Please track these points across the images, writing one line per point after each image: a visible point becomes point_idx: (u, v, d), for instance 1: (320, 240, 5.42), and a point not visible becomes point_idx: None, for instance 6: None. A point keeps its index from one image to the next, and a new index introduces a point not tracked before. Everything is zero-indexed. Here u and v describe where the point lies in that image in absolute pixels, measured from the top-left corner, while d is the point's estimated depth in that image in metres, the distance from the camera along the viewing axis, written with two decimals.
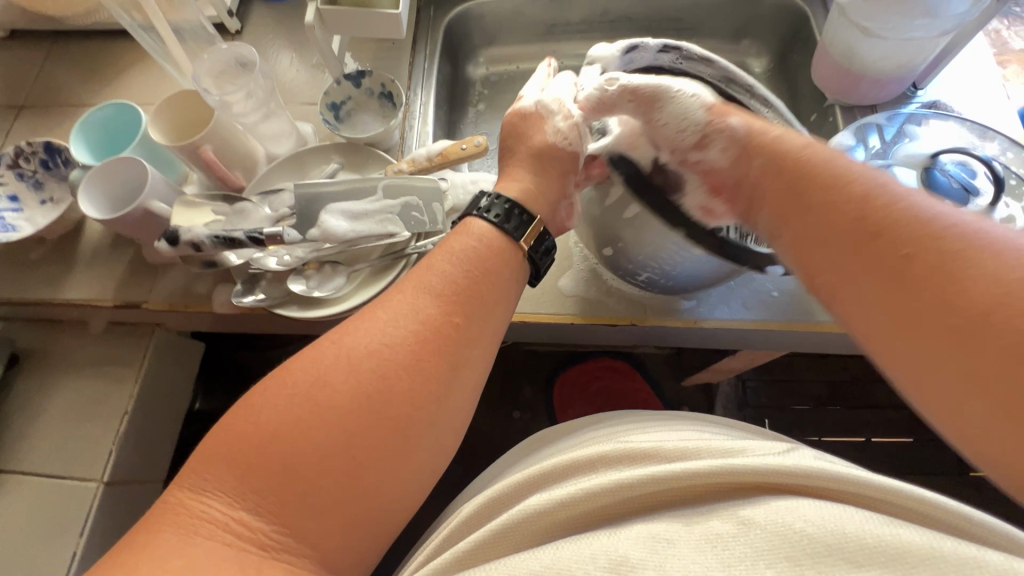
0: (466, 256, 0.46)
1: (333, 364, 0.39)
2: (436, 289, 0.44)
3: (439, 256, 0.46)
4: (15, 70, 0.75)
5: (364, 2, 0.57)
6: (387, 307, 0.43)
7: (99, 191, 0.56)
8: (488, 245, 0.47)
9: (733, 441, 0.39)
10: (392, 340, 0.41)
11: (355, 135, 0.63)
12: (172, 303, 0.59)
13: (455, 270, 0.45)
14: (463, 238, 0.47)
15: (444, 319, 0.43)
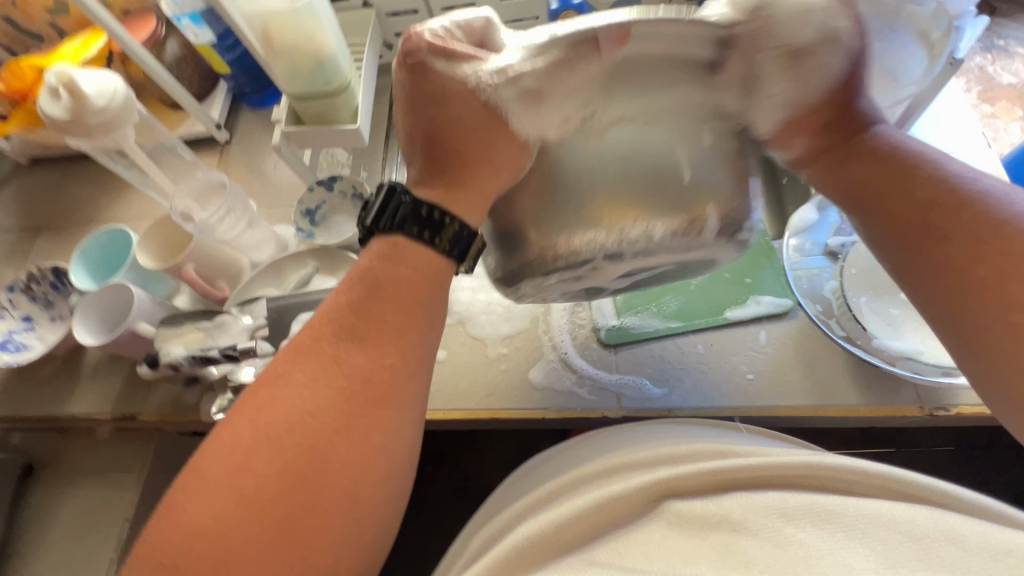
0: (387, 282, 0.39)
1: (250, 446, 0.36)
2: (356, 331, 0.39)
3: (361, 281, 0.39)
4: (35, 194, 0.82)
5: (325, 118, 0.59)
6: (305, 363, 0.39)
7: (92, 318, 0.60)
8: (403, 259, 0.39)
9: (718, 443, 0.39)
10: (313, 406, 0.37)
11: (330, 239, 0.66)
12: (164, 414, 0.62)
13: (373, 304, 0.39)
14: (382, 261, 0.39)
15: (373, 363, 0.38)
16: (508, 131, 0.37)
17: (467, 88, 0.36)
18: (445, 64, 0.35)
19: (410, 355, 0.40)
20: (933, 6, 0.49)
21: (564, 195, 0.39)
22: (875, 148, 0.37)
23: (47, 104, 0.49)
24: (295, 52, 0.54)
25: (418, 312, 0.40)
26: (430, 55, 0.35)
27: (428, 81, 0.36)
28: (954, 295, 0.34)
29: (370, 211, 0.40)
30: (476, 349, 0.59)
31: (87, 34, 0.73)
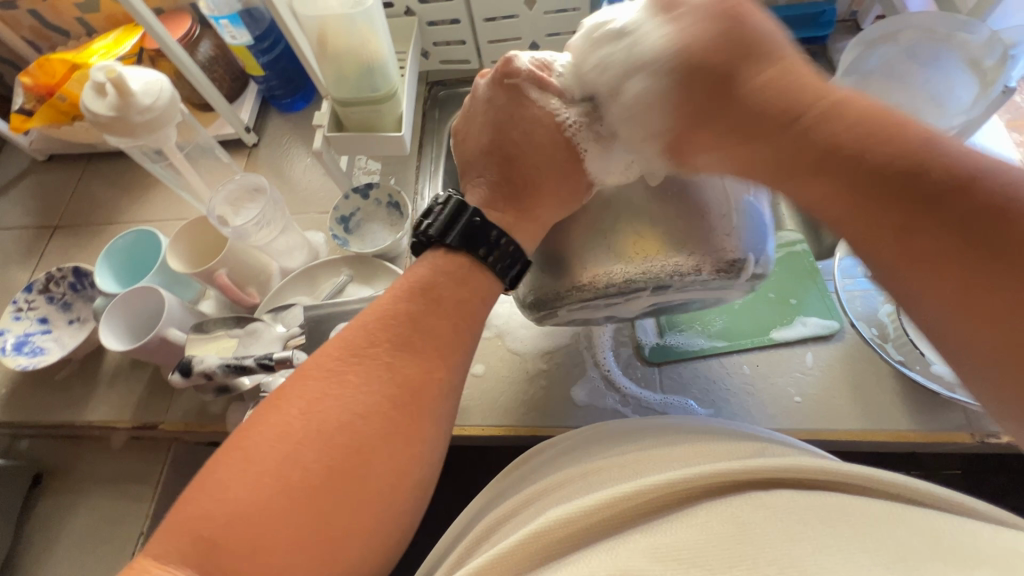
0: (426, 296, 0.38)
1: (300, 438, 0.32)
2: (407, 340, 0.36)
3: (413, 291, 0.38)
4: (53, 192, 0.80)
5: (369, 125, 0.58)
6: (359, 364, 0.35)
7: (120, 321, 0.57)
8: (460, 278, 0.39)
9: (716, 447, 0.35)
10: (364, 408, 0.33)
11: (364, 248, 0.64)
12: (187, 423, 0.59)
13: (427, 317, 0.37)
14: (436, 275, 0.39)
15: (417, 373, 0.35)
16: (581, 168, 0.40)
17: (555, 123, 0.40)
18: (542, 97, 0.40)
19: (454, 370, 0.37)
20: (986, 34, 0.51)
21: (594, 238, 0.42)
22: (842, 132, 0.31)
23: (91, 100, 0.48)
24: (345, 58, 0.53)
25: (462, 331, 0.38)
26: (529, 84, 0.40)
27: (525, 111, 0.40)
28: (965, 303, 0.27)
29: (433, 219, 0.40)
30: (515, 363, 0.58)
31: (120, 33, 0.72)
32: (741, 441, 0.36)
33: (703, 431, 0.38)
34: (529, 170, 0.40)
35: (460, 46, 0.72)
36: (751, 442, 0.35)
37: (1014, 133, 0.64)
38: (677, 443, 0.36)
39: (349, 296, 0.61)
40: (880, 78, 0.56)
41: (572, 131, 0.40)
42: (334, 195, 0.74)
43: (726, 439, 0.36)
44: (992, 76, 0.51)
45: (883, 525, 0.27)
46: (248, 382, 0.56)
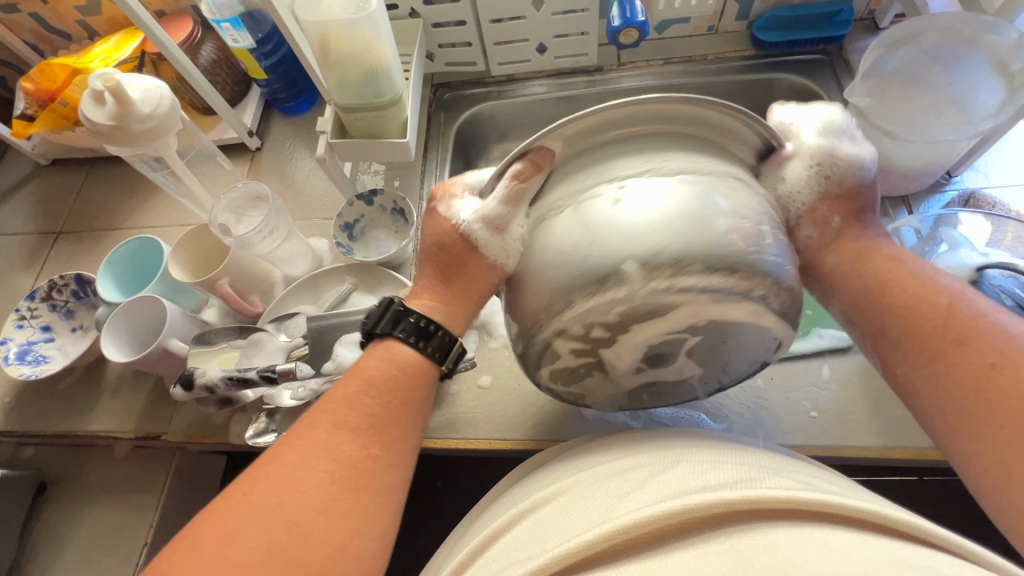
0: (368, 380, 0.38)
1: (239, 521, 0.32)
2: (350, 421, 0.36)
3: (350, 378, 0.38)
4: (56, 197, 0.80)
5: (373, 131, 0.57)
6: (298, 444, 0.35)
7: (121, 332, 0.57)
8: (402, 365, 0.39)
9: (717, 467, 0.33)
10: (304, 484, 0.33)
11: (369, 256, 0.63)
12: (190, 434, 0.59)
13: (370, 399, 0.37)
14: (386, 363, 0.39)
15: (359, 453, 0.36)
16: (479, 254, 0.39)
17: (451, 227, 0.39)
18: (446, 207, 0.40)
19: (396, 450, 0.37)
20: (1013, 37, 0.48)
21: (586, 236, 0.32)
22: (881, 260, 0.39)
23: (90, 109, 0.47)
24: (348, 63, 0.52)
25: (407, 408, 0.38)
26: (428, 199, 0.41)
27: (434, 222, 0.41)
28: (950, 393, 0.34)
29: (368, 315, 0.41)
30: (522, 375, 0.57)
31: (121, 36, 0.71)
32: (742, 461, 0.34)
33: (705, 448, 0.36)
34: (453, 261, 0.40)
35: (467, 48, 0.70)
36: (756, 466, 0.34)
37: None
38: (674, 461, 0.34)
39: (354, 305, 0.60)
40: (899, 80, 0.57)
41: (472, 234, 0.38)
42: (338, 200, 0.73)
43: (726, 462, 0.34)
44: (1019, 82, 0.49)
45: (887, 560, 0.26)
46: (251, 394, 0.55)
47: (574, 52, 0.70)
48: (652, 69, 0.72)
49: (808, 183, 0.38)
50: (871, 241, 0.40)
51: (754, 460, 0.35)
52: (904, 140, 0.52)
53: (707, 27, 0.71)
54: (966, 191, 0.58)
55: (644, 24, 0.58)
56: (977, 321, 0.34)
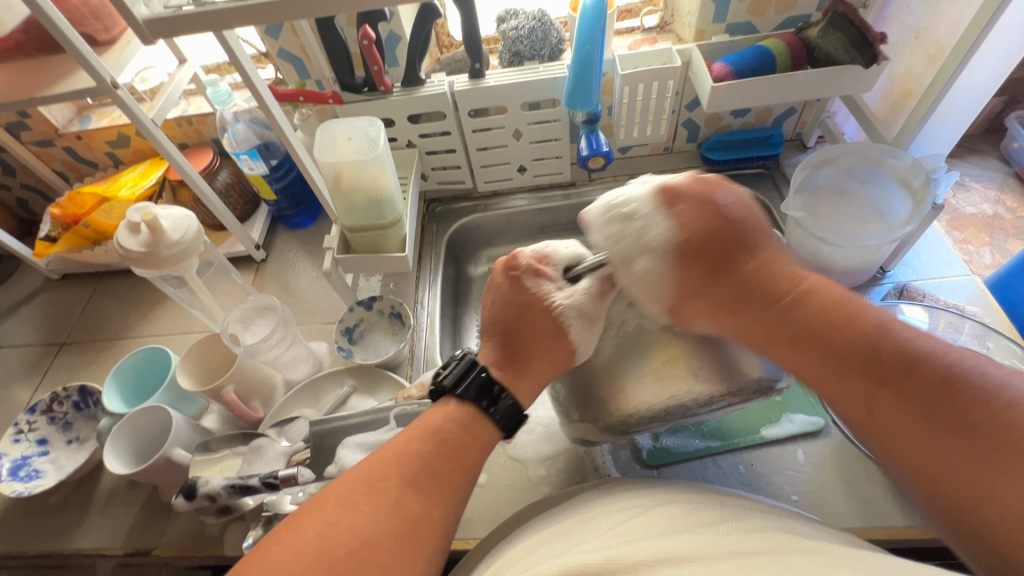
0: (439, 442, 0.43)
1: (313, 560, 0.35)
2: (418, 478, 0.41)
3: (422, 437, 0.43)
4: (63, 309, 0.83)
5: (376, 246, 0.64)
6: (372, 495, 0.39)
7: (125, 442, 0.58)
8: (466, 425, 0.45)
9: (698, 512, 0.36)
10: (370, 534, 0.37)
11: (368, 358, 0.67)
12: (182, 548, 0.58)
13: (436, 457, 0.42)
14: (443, 418, 0.44)
15: (420, 509, 0.39)
16: (566, 336, 0.50)
17: (545, 303, 0.51)
18: (535, 283, 0.52)
19: (448, 508, 0.41)
20: (908, 161, 0.59)
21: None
22: (826, 304, 0.43)
23: (125, 238, 0.53)
24: (355, 192, 0.59)
25: (464, 475, 0.43)
26: (525, 274, 0.52)
27: (521, 292, 0.52)
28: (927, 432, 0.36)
29: (447, 371, 0.48)
30: (517, 471, 0.59)
31: (147, 166, 0.80)
32: (725, 507, 0.38)
33: (682, 496, 0.39)
34: (541, 335, 0.50)
35: (456, 169, 0.80)
36: (731, 510, 0.37)
37: (955, 233, 0.74)
38: (658, 506, 0.37)
39: (353, 407, 0.63)
40: (828, 193, 0.66)
41: (561, 313, 0.50)
42: (337, 305, 0.78)
43: (701, 506, 0.37)
44: (919, 195, 0.59)
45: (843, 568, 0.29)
46: (251, 501, 0.56)
47: (551, 171, 0.80)
48: (619, 183, 0.82)
49: (764, 274, 0.46)
50: (817, 307, 0.43)
51: (732, 505, 0.38)
52: (838, 246, 0.61)
53: (662, 148, 0.82)
54: (899, 284, 0.66)
55: (609, 153, 0.68)
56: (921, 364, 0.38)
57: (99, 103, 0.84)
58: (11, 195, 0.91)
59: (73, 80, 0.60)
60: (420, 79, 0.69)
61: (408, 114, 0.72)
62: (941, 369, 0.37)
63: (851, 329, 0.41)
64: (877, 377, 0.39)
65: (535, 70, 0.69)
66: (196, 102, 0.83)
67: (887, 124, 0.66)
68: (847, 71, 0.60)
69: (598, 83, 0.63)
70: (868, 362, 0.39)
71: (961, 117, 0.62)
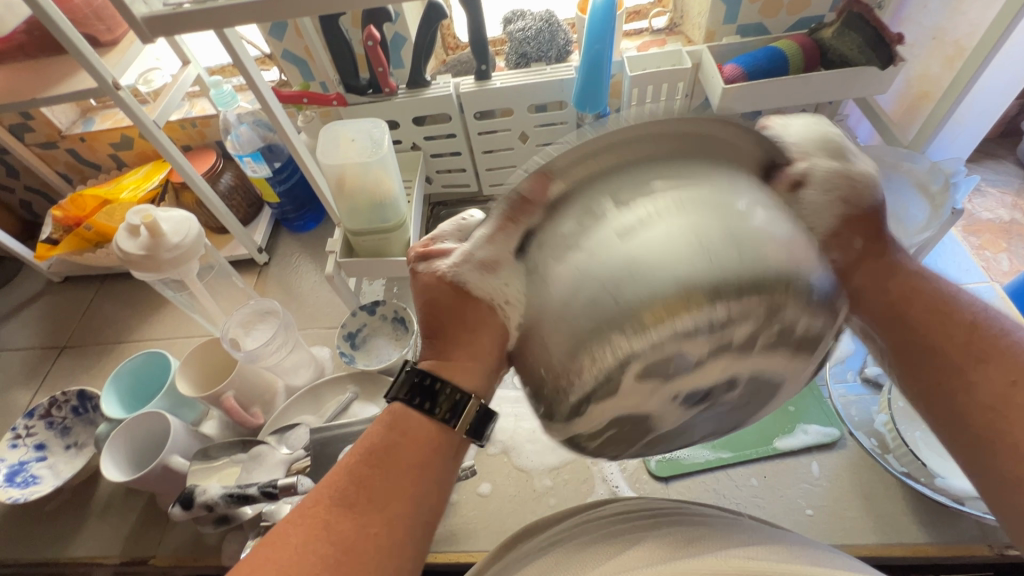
0: (377, 451, 0.33)
1: None
2: (350, 496, 0.32)
3: (367, 453, 0.33)
4: (64, 312, 0.82)
5: (380, 251, 0.63)
6: (300, 524, 0.31)
7: (122, 449, 0.57)
8: (401, 429, 0.33)
9: (706, 529, 0.35)
10: (297, 573, 0.29)
11: (370, 363, 0.66)
12: (179, 557, 0.57)
13: (370, 472, 0.32)
14: (388, 432, 0.34)
15: (357, 533, 0.31)
16: (474, 298, 0.34)
17: (436, 277, 0.35)
18: (427, 264, 0.36)
19: (402, 531, 0.31)
20: (926, 164, 0.59)
21: (596, 281, 0.27)
22: (900, 269, 0.33)
23: (125, 241, 0.52)
24: (360, 195, 0.58)
25: (412, 489, 0.32)
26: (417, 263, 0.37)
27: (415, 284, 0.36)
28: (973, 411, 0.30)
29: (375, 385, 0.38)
30: (522, 481, 0.57)
31: (149, 168, 0.79)
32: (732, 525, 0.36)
33: (687, 511, 0.38)
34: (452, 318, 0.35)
35: (462, 172, 0.79)
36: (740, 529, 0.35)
37: (972, 238, 0.72)
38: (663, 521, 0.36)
39: (355, 414, 0.62)
40: None
41: (460, 279, 0.34)
42: (340, 309, 0.76)
43: (707, 523, 0.36)
44: (940, 200, 0.57)
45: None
46: (250, 510, 0.54)
47: None
48: None
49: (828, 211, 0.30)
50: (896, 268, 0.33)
51: (741, 527, 0.36)
52: None
53: None
54: None
55: None
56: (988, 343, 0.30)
57: (103, 105, 0.84)
58: (15, 197, 0.90)
59: (75, 81, 0.60)
60: (426, 81, 0.68)
61: (413, 116, 0.71)
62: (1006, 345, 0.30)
63: (908, 294, 0.32)
64: (937, 349, 0.31)
65: (542, 71, 0.68)
66: (199, 104, 0.82)
67: (903, 127, 0.65)
68: (863, 72, 0.59)
69: (606, 85, 0.61)
70: (924, 330, 0.31)
71: (980, 119, 0.60)
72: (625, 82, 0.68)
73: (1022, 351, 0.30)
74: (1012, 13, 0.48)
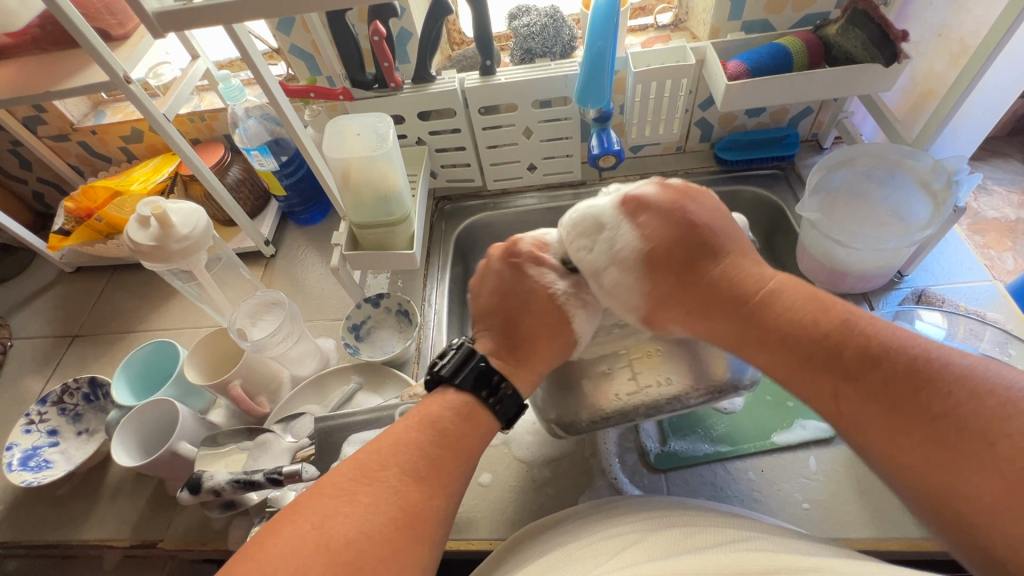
0: (439, 432, 0.41)
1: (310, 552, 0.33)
2: (418, 470, 0.39)
3: (424, 425, 0.41)
4: (76, 302, 0.84)
5: (384, 244, 0.63)
6: (370, 485, 0.37)
7: (132, 435, 0.58)
8: (466, 414, 0.43)
9: (697, 534, 0.37)
10: (364, 528, 0.35)
11: (374, 355, 0.67)
12: (187, 541, 0.58)
13: (430, 446, 0.40)
14: (444, 412, 0.42)
15: (416, 497, 0.37)
16: (565, 328, 0.48)
17: (547, 292, 0.49)
18: (536, 270, 0.50)
19: (449, 499, 0.39)
20: (929, 162, 0.57)
21: (587, 353, 0.43)
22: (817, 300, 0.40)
23: (135, 232, 0.53)
24: (364, 189, 0.59)
25: (461, 466, 0.41)
26: (526, 262, 0.50)
27: (522, 281, 0.50)
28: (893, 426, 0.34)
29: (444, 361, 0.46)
30: (522, 472, 0.58)
31: (159, 161, 0.81)
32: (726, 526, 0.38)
33: (680, 518, 0.39)
34: (535, 320, 0.49)
35: (466, 167, 0.79)
36: (731, 531, 0.37)
37: (976, 237, 0.72)
38: (658, 527, 0.38)
39: (358, 404, 0.63)
40: (846, 195, 0.65)
41: (564, 300, 0.49)
42: (345, 301, 0.78)
43: (700, 528, 0.38)
44: (942, 198, 0.57)
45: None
46: (255, 496, 0.56)
47: (561, 170, 0.79)
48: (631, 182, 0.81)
49: None
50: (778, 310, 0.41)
51: (730, 526, 0.38)
52: (854, 248, 0.59)
53: (675, 147, 0.81)
54: (917, 289, 0.65)
55: (620, 151, 0.67)
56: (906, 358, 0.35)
57: (115, 99, 0.85)
58: (27, 188, 0.92)
59: (87, 75, 0.61)
60: (431, 76, 0.69)
61: (418, 111, 0.71)
62: (908, 360, 0.35)
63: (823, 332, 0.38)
64: (849, 372, 0.36)
65: (546, 67, 0.68)
66: (208, 98, 0.83)
67: (908, 124, 0.65)
68: (867, 70, 0.59)
69: (609, 80, 0.62)
70: (831, 358, 0.37)
71: (985, 118, 0.60)
72: (629, 78, 0.68)
73: (944, 369, 0.34)
74: (1018, 10, 0.48)
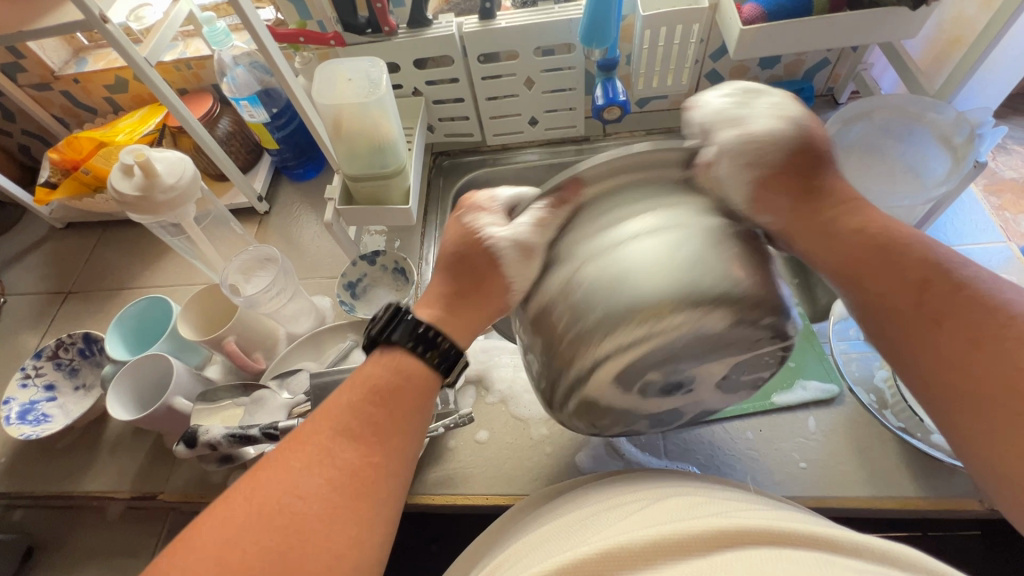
0: (370, 384, 0.38)
1: (245, 519, 0.33)
2: (353, 429, 0.37)
3: (361, 386, 0.38)
4: (68, 258, 0.83)
5: (378, 198, 0.61)
6: (305, 448, 0.36)
7: (127, 390, 0.58)
8: (401, 370, 0.39)
9: (695, 500, 0.37)
10: (305, 490, 0.34)
11: (371, 314, 0.66)
12: (186, 493, 0.59)
13: (369, 408, 0.37)
14: (384, 372, 0.39)
15: (358, 459, 0.36)
16: (496, 275, 0.40)
17: (474, 239, 0.42)
18: (472, 220, 0.43)
19: (396, 457, 0.37)
20: (952, 115, 0.55)
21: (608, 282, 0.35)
22: (876, 224, 0.39)
23: (118, 181, 0.51)
24: (357, 138, 0.56)
25: (405, 427, 0.38)
26: (465, 210, 0.44)
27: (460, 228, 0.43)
28: (941, 354, 0.35)
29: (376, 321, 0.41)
30: (519, 430, 0.58)
31: (145, 112, 0.78)
32: (726, 495, 0.38)
33: (676, 486, 0.39)
34: (470, 280, 0.42)
35: (464, 121, 0.76)
36: (728, 500, 0.37)
37: (992, 199, 0.69)
38: (654, 495, 0.38)
39: (355, 361, 0.62)
40: (860, 150, 0.61)
41: (499, 253, 0.39)
42: (340, 260, 0.76)
43: (698, 494, 0.38)
44: (963, 153, 0.54)
45: None
46: (251, 451, 0.56)
47: (564, 125, 0.76)
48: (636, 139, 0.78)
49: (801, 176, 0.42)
50: (863, 212, 0.40)
51: (731, 496, 0.38)
52: (868, 207, 0.56)
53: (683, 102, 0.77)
54: None
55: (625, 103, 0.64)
56: (968, 299, 0.35)
57: (96, 44, 0.81)
58: (13, 141, 0.89)
59: (62, 13, 0.58)
60: (427, 20, 0.65)
61: (413, 59, 0.68)
62: (991, 309, 0.34)
63: (932, 279, 0.36)
64: (924, 312, 0.36)
65: (549, 10, 0.64)
66: (194, 44, 0.79)
67: (930, 75, 0.61)
68: (892, 14, 0.55)
69: (615, 21, 0.58)
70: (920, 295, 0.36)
71: (1015, 65, 0.57)
72: (637, 23, 0.64)
73: (1011, 315, 0.33)
74: None
